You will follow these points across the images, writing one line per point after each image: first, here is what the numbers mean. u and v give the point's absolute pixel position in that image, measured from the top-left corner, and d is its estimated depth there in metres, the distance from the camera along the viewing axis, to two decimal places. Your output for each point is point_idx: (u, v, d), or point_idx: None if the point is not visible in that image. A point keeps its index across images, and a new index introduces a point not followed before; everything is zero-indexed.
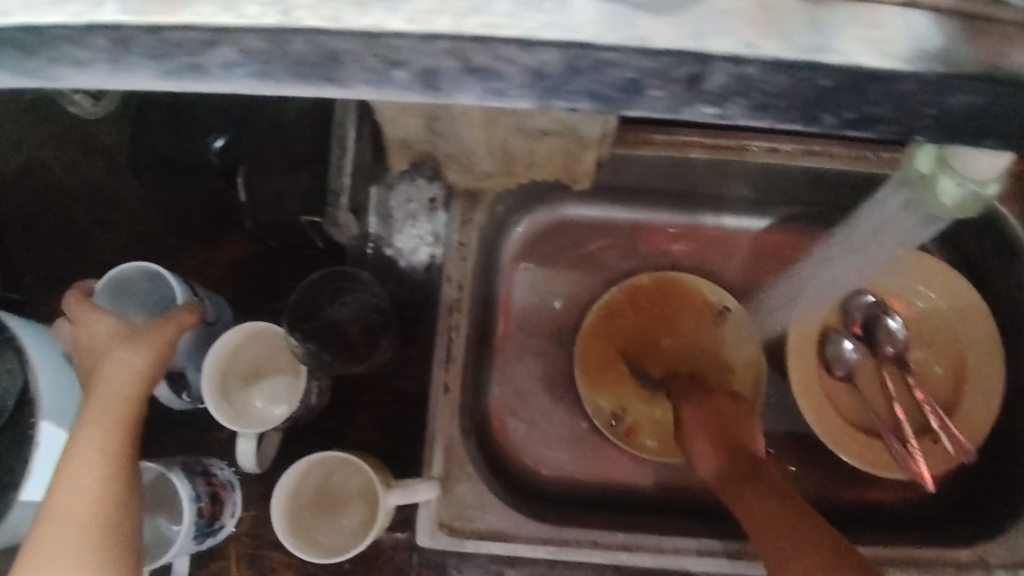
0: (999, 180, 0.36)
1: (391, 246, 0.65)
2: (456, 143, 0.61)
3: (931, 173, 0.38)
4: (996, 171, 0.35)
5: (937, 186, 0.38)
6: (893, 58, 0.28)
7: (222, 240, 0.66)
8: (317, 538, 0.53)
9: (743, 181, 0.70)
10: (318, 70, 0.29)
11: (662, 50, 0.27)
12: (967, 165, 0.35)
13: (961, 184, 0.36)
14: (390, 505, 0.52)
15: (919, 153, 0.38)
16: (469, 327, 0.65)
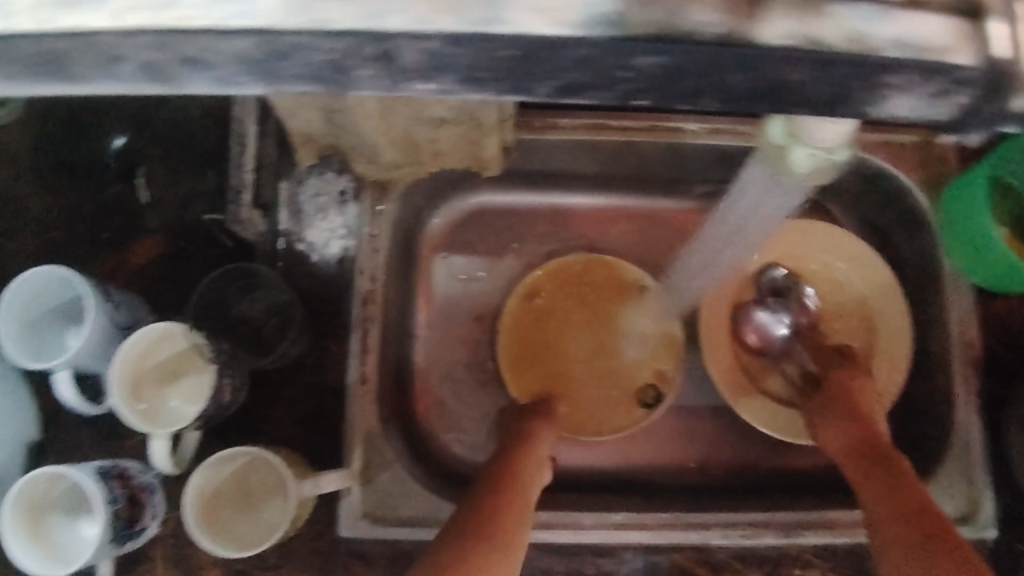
0: (846, 146, 0.36)
1: (302, 240, 0.65)
2: (357, 136, 0.61)
3: (782, 147, 0.38)
4: (843, 136, 0.35)
5: (790, 156, 0.38)
6: (569, 25, 0.28)
7: (133, 242, 0.64)
8: (231, 533, 0.54)
9: (657, 160, 0.72)
10: (46, 70, 0.30)
11: (341, 31, 0.28)
12: (815, 131, 0.35)
13: (812, 154, 0.37)
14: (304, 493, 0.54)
15: (770, 124, 0.38)
16: (386, 317, 0.66)
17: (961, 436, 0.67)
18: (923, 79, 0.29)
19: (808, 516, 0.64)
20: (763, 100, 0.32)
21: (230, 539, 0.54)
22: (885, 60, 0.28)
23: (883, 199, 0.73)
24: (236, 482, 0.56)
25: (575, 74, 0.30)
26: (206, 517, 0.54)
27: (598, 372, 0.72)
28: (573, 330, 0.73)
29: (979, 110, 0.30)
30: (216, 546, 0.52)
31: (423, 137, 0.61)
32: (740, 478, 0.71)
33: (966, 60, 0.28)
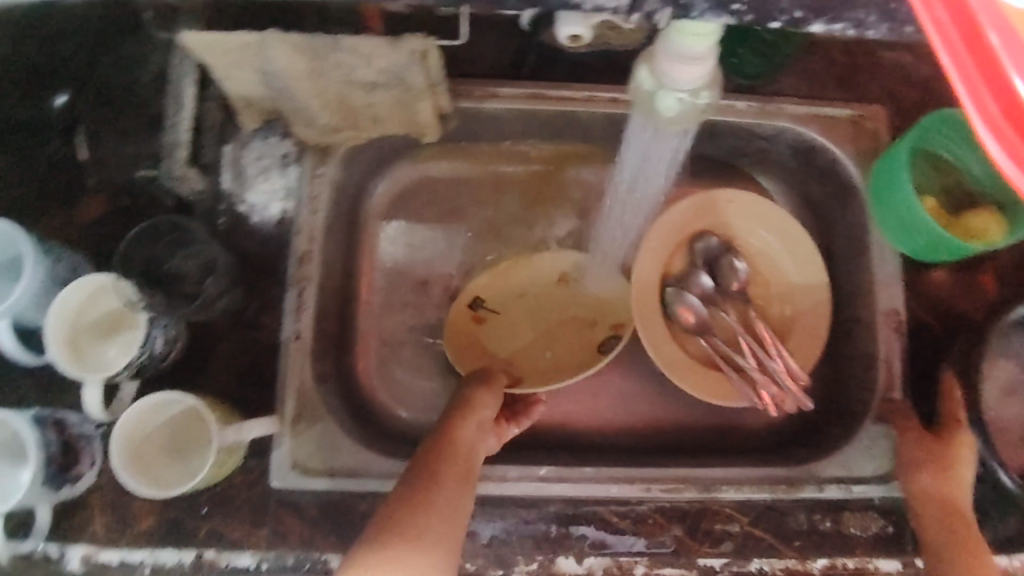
0: (706, 88, 0.41)
1: (243, 201, 0.67)
2: (292, 99, 0.63)
3: (652, 91, 0.42)
4: (699, 79, 0.40)
5: (658, 101, 0.43)
6: None
7: (84, 199, 0.66)
8: (157, 478, 0.57)
9: (597, 132, 0.72)
10: None
11: None
12: (674, 76, 0.40)
13: (675, 96, 0.42)
14: (224, 441, 0.56)
15: (639, 73, 0.43)
16: (325, 278, 0.68)
17: (883, 400, 0.69)
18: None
19: (723, 473, 0.67)
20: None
21: (157, 480, 0.57)
22: None
23: (818, 170, 0.74)
24: (164, 431, 0.58)
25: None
26: (138, 459, 0.57)
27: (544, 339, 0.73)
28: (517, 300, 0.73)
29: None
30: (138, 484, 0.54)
31: (357, 101, 0.63)
32: (672, 440, 0.73)
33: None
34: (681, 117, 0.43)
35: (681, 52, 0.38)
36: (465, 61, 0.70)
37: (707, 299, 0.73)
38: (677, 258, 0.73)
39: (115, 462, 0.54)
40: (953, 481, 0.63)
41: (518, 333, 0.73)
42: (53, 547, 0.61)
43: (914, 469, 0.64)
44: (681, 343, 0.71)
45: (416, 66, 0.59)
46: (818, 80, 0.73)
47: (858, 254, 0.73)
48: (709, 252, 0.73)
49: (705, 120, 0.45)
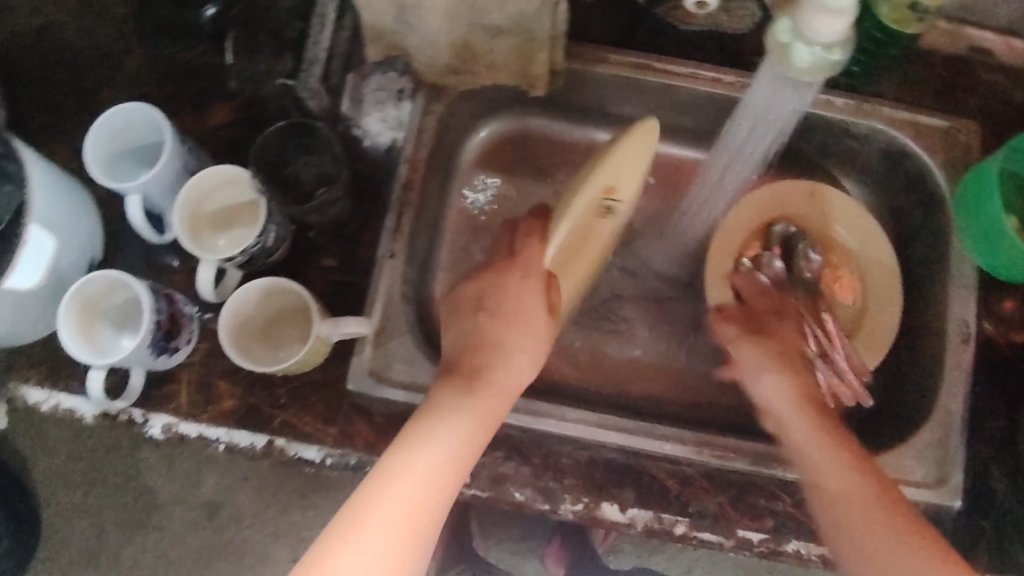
0: (840, 44, 0.44)
1: (359, 126, 0.72)
2: (421, 35, 0.67)
3: (788, 43, 0.45)
4: (838, 34, 0.43)
5: (792, 54, 0.46)
6: None
7: (213, 103, 0.73)
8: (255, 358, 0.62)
9: (694, 110, 0.75)
10: None
11: None
12: (814, 28, 0.43)
13: (811, 48, 0.45)
14: (320, 333, 0.61)
15: (778, 25, 0.46)
16: (422, 209, 0.72)
17: (941, 408, 0.70)
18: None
19: (774, 451, 0.69)
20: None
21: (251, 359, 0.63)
22: None
23: (905, 178, 0.76)
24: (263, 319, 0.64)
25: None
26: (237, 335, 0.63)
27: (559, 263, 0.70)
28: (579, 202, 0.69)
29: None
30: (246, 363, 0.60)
31: (481, 45, 0.67)
32: (727, 418, 0.74)
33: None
34: (812, 72, 0.46)
35: (824, 4, 0.41)
36: (581, 26, 0.73)
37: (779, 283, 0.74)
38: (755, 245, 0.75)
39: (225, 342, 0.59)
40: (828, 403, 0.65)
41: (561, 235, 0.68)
42: (138, 413, 0.65)
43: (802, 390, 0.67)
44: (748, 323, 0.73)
45: (546, 16, 0.63)
46: (917, 91, 0.74)
47: (934, 263, 0.74)
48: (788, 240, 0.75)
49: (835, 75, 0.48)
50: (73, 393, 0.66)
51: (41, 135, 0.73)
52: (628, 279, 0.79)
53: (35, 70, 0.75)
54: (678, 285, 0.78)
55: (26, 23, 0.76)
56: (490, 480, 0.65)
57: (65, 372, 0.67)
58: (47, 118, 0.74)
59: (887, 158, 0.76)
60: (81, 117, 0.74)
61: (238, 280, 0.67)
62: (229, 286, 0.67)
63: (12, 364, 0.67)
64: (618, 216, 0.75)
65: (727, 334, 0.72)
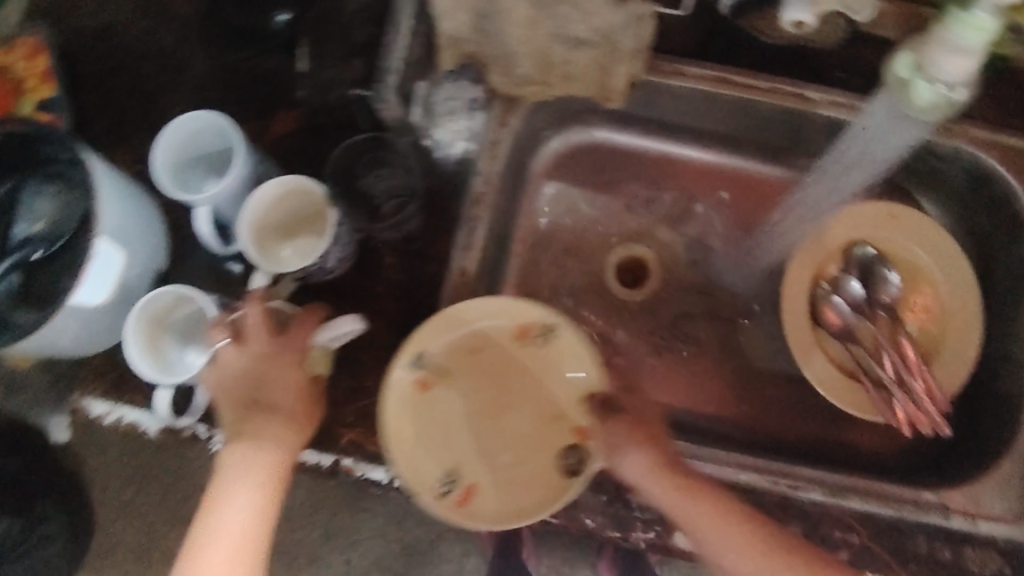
0: (965, 86, 0.43)
1: (429, 137, 0.69)
2: (499, 46, 0.65)
3: (907, 79, 0.45)
4: (962, 75, 0.42)
5: (912, 90, 0.45)
6: None
7: (279, 112, 0.72)
8: None
9: (771, 125, 0.73)
10: None
11: None
12: (937, 67, 0.42)
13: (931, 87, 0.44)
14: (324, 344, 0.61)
15: (899, 61, 0.45)
16: (491, 223, 0.70)
17: (1023, 441, 0.67)
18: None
19: (849, 481, 0.67)
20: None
21: None
22: None
23: (987, 201, 0.73)
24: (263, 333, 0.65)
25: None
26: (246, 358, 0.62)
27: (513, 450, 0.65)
28: (478, 392, 0.66)
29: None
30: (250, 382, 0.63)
31: (560, 57, 0.65)
32: (796, 444, 0.72)
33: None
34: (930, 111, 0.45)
35: (953, 44, 0.40)
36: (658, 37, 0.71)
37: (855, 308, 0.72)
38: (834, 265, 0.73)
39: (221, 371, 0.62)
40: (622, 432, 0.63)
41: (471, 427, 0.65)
42: (203, 429, 0.65)
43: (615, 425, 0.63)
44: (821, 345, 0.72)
45: (632, 28, 0.62)
46: (1006, 110, 0.71)
47: (1017, 288, 0.72)
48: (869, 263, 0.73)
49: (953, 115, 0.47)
50: (136, 407, 0.65)
51: (104, 141, 0.72)
52: (697, 297, 0.76)
53: (98, 73, 0.73)
54: (747, 304, 0.76)
55: (89, 25, 0.74)
56: (562, 506, 0.64)
57: (131, 385, 0.66)
58: (111, 123, 0.72)
59: (970, 180, 0.73)
60: (145, 122, 0.72)
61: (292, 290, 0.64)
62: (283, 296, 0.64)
63: (78, 375, 0.66)
64: (555, 335, 0.65)
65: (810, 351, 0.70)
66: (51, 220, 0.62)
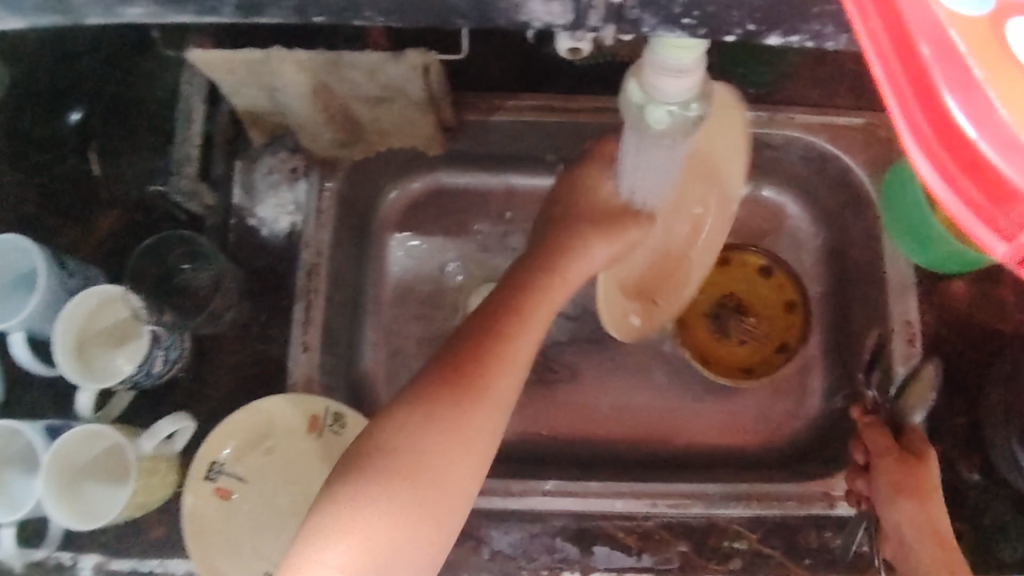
0: (694, 99, 0.43)
1: (253, 215, 0.68)
2: (298, 114, 0.63)
3: (641, 105, 0.44)
4: (689, 91, 0.42)
5: (649, 114, 0.44)
6: None
7: (100, 213, 0.70)
8: (94, 505, 0.56)
9: (602, 144, 0.72)
10: None
11: None
12: (661, 90, 0.41)
13: (666, 108, 0.43)
14: (141, 450, 0.57)
15: (630, 88, 0.44)
16: (332, 290, 0.68)
17: None
18: None
19: (732, 489, 0.66)
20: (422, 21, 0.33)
21: (103, 489, 0.57)
22: None
23: (832, 180, 0.73)
24: (92, 460, 0.57)
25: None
26: (60, 475, 0.55)
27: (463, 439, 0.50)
28: (278, 493, 0.62)
29: (590, 6, 0.31)
30: (80, 519, 0.55)
31: (362, 115, 0.64)
32: (679, 455, 0.73)
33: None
34: (673, 129, 0.44)
35: (667, 65, 0.39)
36: (469, 74, 0.69)
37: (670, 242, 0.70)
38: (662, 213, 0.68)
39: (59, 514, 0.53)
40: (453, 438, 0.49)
41: (274, 529, 0.61)
42: (67, 555, 0.62)
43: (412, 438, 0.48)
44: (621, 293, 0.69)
45: (417, 80, 0.59)
46: (830, 90, 0.71)
47: (871, 260, 0.71)
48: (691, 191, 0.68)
49: (696, 127, 0.47)
50: None
51: None
52: (566, 325, 0.76)
53: None
54: None
55: None
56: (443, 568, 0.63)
57: None
58: None
59: (809, 160, 0.73)
60: None
61: (129, 401, 0.62)
62: (115, 408, 0.61)
63: None
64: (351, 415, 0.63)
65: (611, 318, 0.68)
66: None
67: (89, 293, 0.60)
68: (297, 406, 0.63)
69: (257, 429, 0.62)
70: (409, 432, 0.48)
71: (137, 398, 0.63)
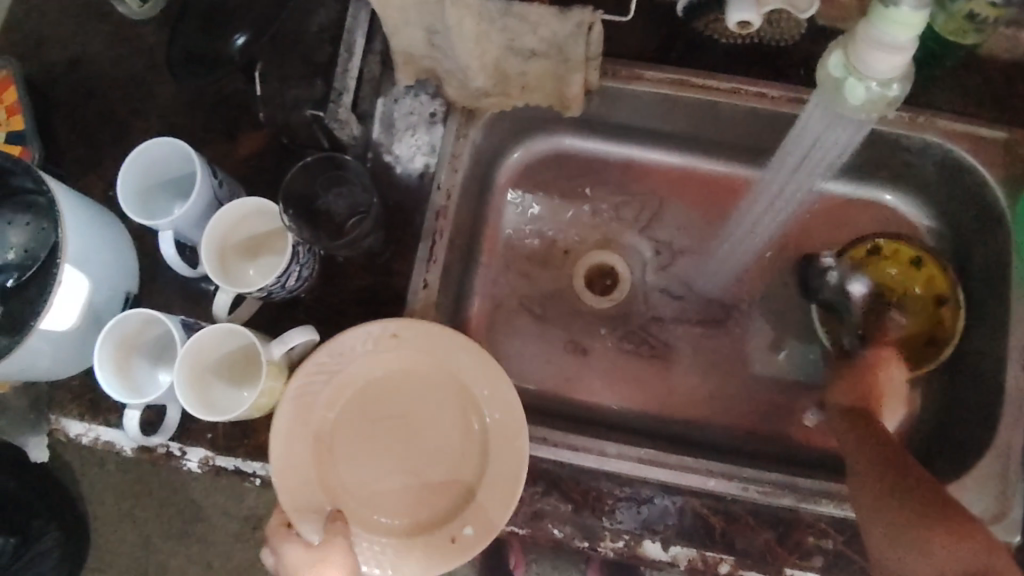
0: (898, 80, 0.43)
1: (390, 152, 0.70)
2: (452, 61, 0.65)
3: (844, 77, 0.45)
4: (897, 71, 0.43)
5: (848, 87, 0.45)
6: None
7: (244, 134, 0.72)
8: (215, 402, 0.60)
9: (735, 127, 0.72)
10: None
11: None
12: (869, 66, 0.42)
13: (867, 84, 0.44)
14: (273, 356, 0.59)
15: (833, 59, 0.46)
16: (454, 235, 0.70)
17: (1006, 440, 0.65)
18: None
19: (825, 486, 0.66)
20: None
21: (223, 390, 0.61)
22: None
23: (964, 194, 0.71)
24: (221, 360, 0.61)
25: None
26: (193, 366, 0.59)
27: (348, 431, 0.62)
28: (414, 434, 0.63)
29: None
30: (200, 411, 0.58)
31: (511, 68, 0.65)
32: (770, 448, 0.72)
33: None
34: (869, 106, 0.45)
35: (882, 40, 0.40)
36: (616, 43, 0.70)
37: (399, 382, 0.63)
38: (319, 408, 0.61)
39: (185, 401, 0.57)
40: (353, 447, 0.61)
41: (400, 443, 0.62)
42: (177, 446, 0.65)
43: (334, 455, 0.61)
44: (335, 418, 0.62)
45: (580, 38, 0.60)
46: (975, 101, 0.70)
47: (994, 280, 0.70)
48: (365, 402, 0.62)
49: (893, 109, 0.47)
50: (112, 426, 0.67)
51: (76, 169, 0.73)
52: (669, 302, 0.77)
53: (68, 104, 0.75)
54: (718, 307, 0.76)
55: (59, 56, 0.75)
56: (528, 516, 0.64)
57: (104, 407, 0.67)
58: (83, 150, 0.74)
59: (944, 169, 0.71)
60: (116, 149, 0.74)
61: (256, 307, 0.65)
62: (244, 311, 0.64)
63: (55, 397, 0.67)
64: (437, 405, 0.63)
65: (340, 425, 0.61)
66: (23, 249, 0.64)
67: (240, 203, 0.63)
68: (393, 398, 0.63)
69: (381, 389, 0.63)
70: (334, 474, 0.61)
71: (263, 310, 0.66)
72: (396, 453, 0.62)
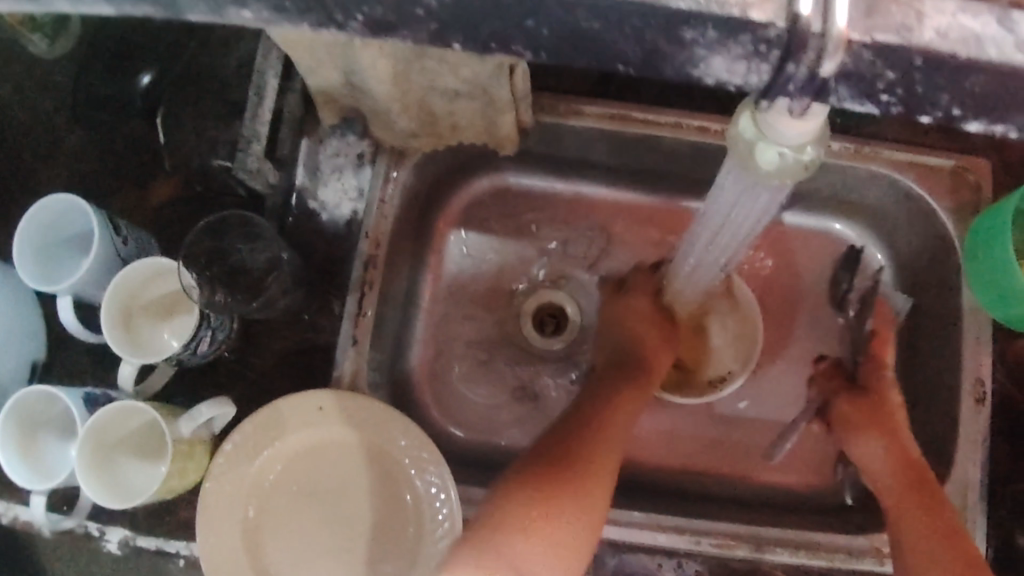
0: (810, 144, 0.40)
1: (315, 198, 0.65)
2: (372, 101, 0.61)
3: (753, 140, 0.42)
4: (807, 136, 0.39)
5: (758, 151, 0.42)
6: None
7: (156, 180, 0.67)
8: (123, 482, 0.56)
9: (679, 159, 0.69)
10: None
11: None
12: (778, 132, 0.39)
13: (778, 149, 0.41)
14: (181, 432, 0.55)
15: (740, 120, 0.42)
16: (387, 285, 0.67)
17: (959, 475, 0.63)
18: (725, 38, 0.31)
19: (779, 534, 0.63)
20: (584, 54, 0.32)
21: (134, 468, 0.57)
22: (678, 15, 0.30)
23: (914, 223, 0.69)
24: (128, 435, 0.57)
25: (373, 7, 0.32)
26: (95, 448, 0.55)
27: (277, 506, 0.58)
28: (347, 513, 0.58)
29: (790, 74, 0.31)
30: (102, 495, 0.54)
31: (436, 108, 0.61)
32: (717, 489, 0.71)
33: (761, 15, 0.30)
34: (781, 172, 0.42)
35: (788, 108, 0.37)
36: (551, 76, 0.67)
37: (339, 454, 0.59)
38: (250, 479, 0.58)
39: (88, 487, 0.53)
40: (279, 524, 0.58)
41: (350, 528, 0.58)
42: (95, 526, 0.61)
43: (261, 534, 0.57)
44: (268, 492, 0.58)
45: (502, 80, 0.57)
46: (921, 127, 0.68)
47: (947, 312, 0.68)
48: (302, 474, 0.59)
49: (805, 176, 0.44)
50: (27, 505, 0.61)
51: None
52: None
53: None
54: None
55: None
56: None
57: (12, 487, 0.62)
58: None
59: (894, 197, 0.69)
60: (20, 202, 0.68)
61: (169, 375, 0.61)
62: (152, 382, 0.60)
63: None
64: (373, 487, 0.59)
65: (268, 502, 0.58)
66: None
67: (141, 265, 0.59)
68: (329, 472, 0.59)
69: (317, 469, 0.59)
70: (264, 551, 0.57)
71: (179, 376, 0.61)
72: (327, 528, 0.58)
